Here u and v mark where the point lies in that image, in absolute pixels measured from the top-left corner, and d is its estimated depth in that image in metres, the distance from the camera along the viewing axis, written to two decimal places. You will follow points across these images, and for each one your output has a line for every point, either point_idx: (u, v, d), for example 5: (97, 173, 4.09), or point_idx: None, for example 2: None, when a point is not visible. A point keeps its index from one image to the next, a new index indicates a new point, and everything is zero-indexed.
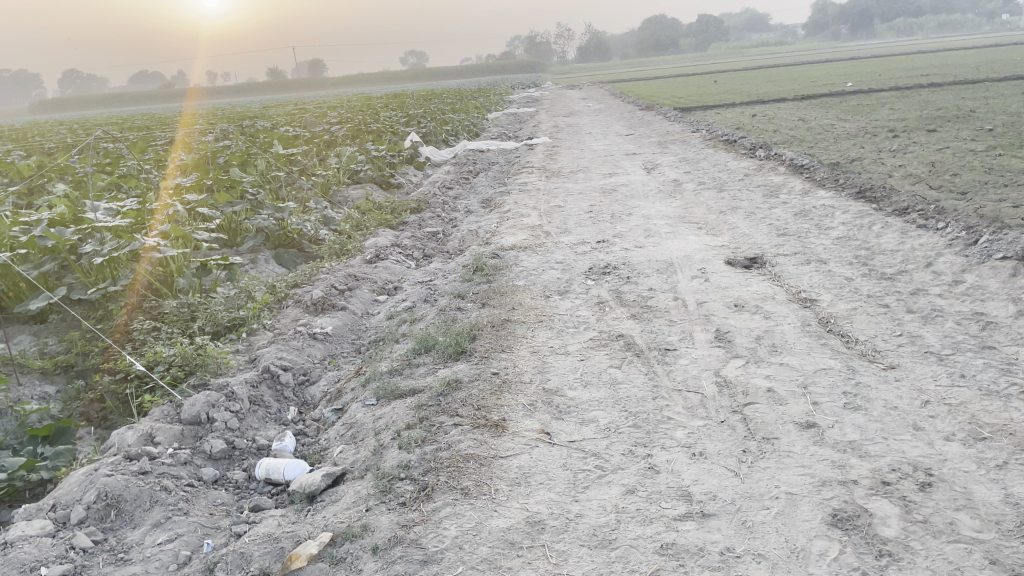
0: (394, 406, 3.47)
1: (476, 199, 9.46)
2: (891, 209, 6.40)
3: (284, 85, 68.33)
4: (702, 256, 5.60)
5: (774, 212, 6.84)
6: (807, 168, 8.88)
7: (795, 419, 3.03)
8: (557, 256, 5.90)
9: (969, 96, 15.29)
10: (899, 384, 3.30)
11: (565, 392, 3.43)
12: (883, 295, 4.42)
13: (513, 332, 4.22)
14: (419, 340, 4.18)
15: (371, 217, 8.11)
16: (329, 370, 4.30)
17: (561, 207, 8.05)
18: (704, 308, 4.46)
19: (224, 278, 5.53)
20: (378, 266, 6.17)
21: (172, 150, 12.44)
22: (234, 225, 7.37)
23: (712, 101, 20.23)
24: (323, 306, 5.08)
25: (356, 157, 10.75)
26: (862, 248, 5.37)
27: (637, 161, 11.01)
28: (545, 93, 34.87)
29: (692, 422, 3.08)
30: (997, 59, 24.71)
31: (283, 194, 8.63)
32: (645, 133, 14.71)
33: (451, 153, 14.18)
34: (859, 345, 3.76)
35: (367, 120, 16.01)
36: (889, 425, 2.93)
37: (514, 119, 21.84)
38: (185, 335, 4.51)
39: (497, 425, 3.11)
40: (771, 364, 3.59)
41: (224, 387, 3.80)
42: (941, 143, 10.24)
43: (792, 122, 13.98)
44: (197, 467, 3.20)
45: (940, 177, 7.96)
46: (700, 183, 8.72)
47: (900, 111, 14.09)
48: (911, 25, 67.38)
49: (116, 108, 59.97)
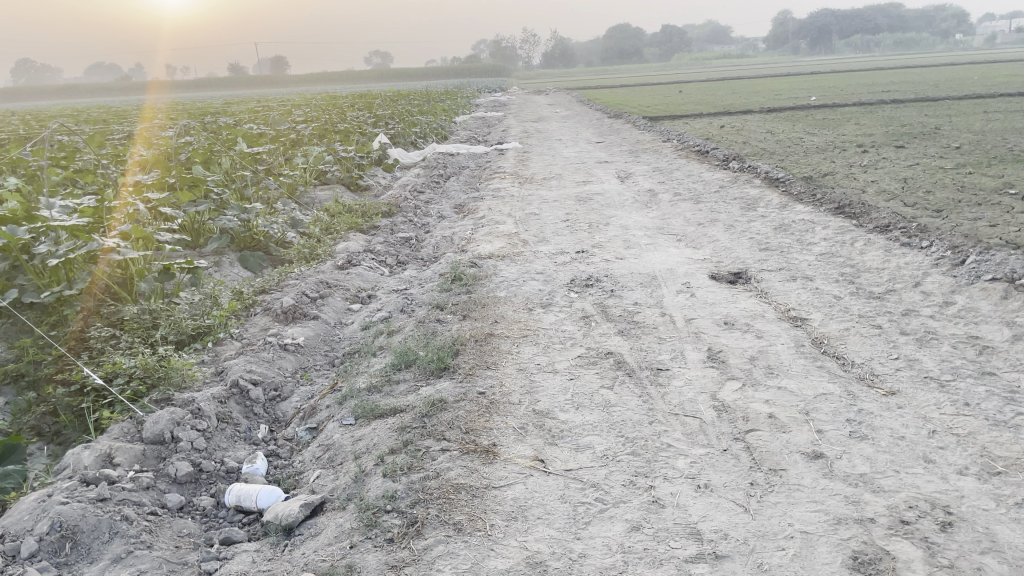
0: (374, 427, 3.26)
1: (447, 204, 9.25)
2: (872, 225, 6.36)
3: (246, 82, 67.22)
4: (686, 270, 5.48)
5: (754, 226, 6.76)
6: (783, 181, 8.84)
7: (800, 449, 2.89)
8: (537, 267, 5.73)
9: (933, 113, 15.51)
10: (902, 412, 3.19)
11: (556, 415, 3.25)
12: (874, 315, 4.33)
13: (497, 347, 4.03)
14: (398, 354, 3.97)
15: (340, 221, 7.86)
16: (302, 385, 4.06)
17: (536, 215, 7.88)
18: (693, 325, 4.32)
19: (188, 283, 5.25)
20: (350, 272, 5.94)
21: (130, 145, 12.00)
22: (197, 226, 7.07)
23: (679, 110, 20.30)
24: (293, 315, 4.84)
25: (324, 157, 10.46)
26: (848, 265, 5.29)
27: (610, 169, 10.89)
28: (511, 97, 34.73)
29: (693, 450, 2.93)
30: (955, 77, 25.25)
31: (248, 194, 8.32)
32: (616, 141, 14.63)
33: (421, 155, 13.95)
34: (856, 367, 3.65)
35: (334, 120, 15.69)
36: (899, 457, 2.81)
37: (482, 123, 21.66)
38: (146, 344, 4.23)
39: (487, 451, 2.92)
40: (768, 387, 3.46)
41: (190, 403, 3.54)
42: (911, 159, 10.30)
43: (762, 134, 14.02)
44: (160, 493, 2.95)
45: (915, 193, 7.97)
46: (677, 194, 8.63)
47: (867, 126, 14.23)
48: (869, 41, 68.83)
49: (71, 99, 58.37)
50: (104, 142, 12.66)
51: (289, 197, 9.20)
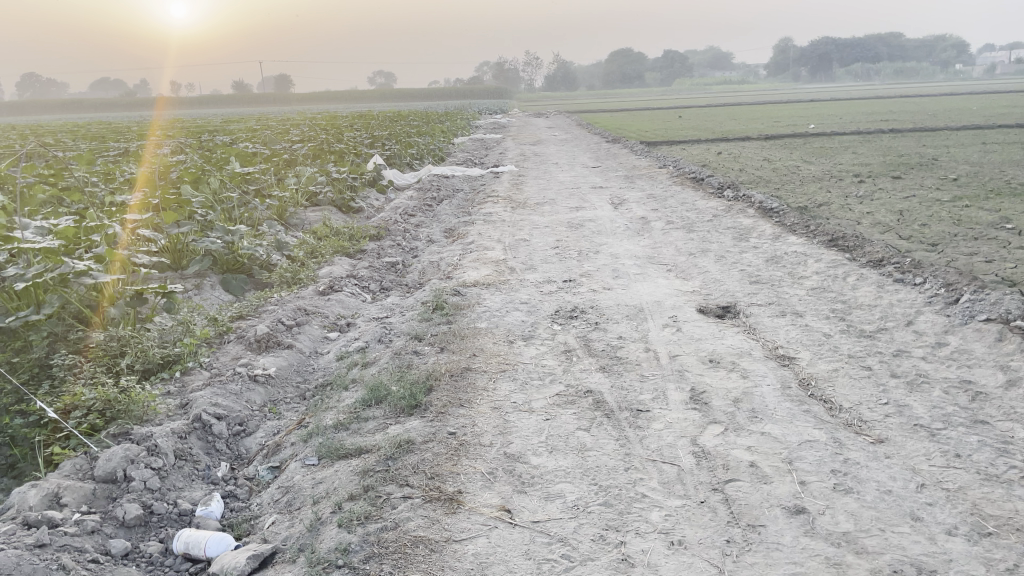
0: (336, 470, 3.11)
1: (438, 228, 9.12)
2: (865, 259, 6.23)
3: (247, 99, 67.41)
4: (673, 302, 5.34)
5: (745, 257, 6.63)
6: (778, 211, 8.73)
7: (782, 502, 2.74)
8: (522, 296, 5.59)
9: (930, 144, 15.46)
10: (890, 462, 3.04)
11: (527, 459, 3.11)
12: (864, 355, 4.19)
13: (473, 383, 3.89)
14: (369, 389, 3.83)
15: (327, 244, 7.73)
16: (269, 419, 3.91)
17: (526, 241, 7.76)
18: (677, 362, 4.18)
19: (162, 308, 5.11)
20: (331, 299, 5.80)
21: (122, 162, 11.91)
22: (180, 247, 6.94)
23: (677, 135, 20.26)
24: (267, 344, 4.71)
25: (316, 178, 10.35)
26: (839, 301, 5.16)
27: (604, 195, 10.79)
28: (511, 119, 34.76)
29: (669, 501, 2.78)
30: (953, 107, 25.29)
31: (234, 215, 8.20)
32: (612, 165, 14.55)
33: (415, 177, 13.85)
34: (844, 412, 3.50)
35: (330, 140, 15.62)
36: (885, 514, 2.66)
37: (481, 145, 21.62)
38: (110, 373, 4.09)
39: (451, 500, 2.78)
40: (750, 431, 3.31)
41: (147, 438, 3.40)
42: (908, 191, 10.20)
43: (758, 162, 13.94)
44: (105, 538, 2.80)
45: (910, 226, 7.85)
46: (669, 222, 8.51)
47: (864, 156, 14.16)
48: (869, 70, 69.19)
49: (73, 114, 58.48)
50: (96, 159, 12.56)
51: (277, 218, 9.08)
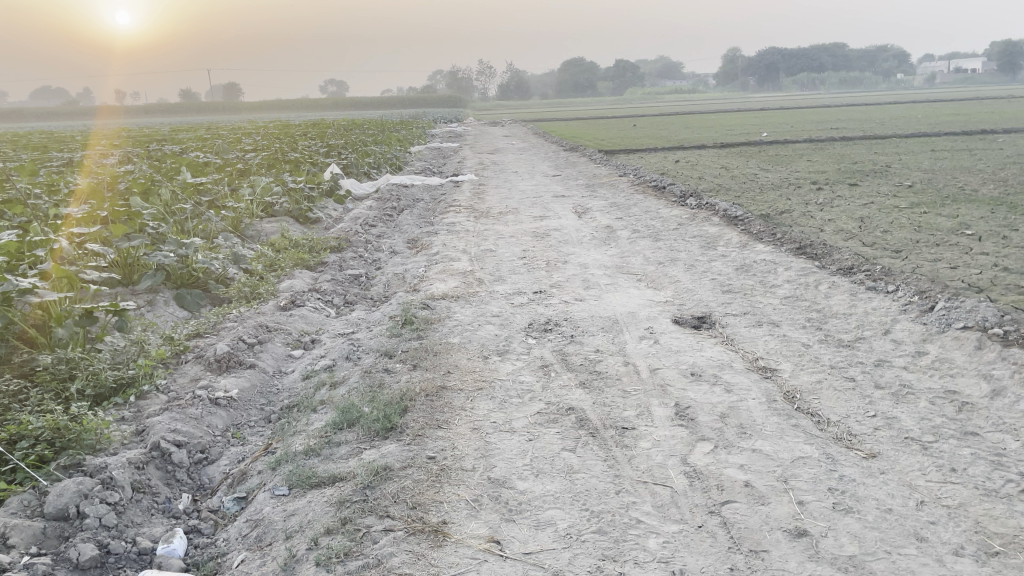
0: (310, 500, 2.92)
1: (400, 239, 8.92)
2: (835, 267, 6.22)
3: (197, 108, 66.10)
4: (648, 313, 5.24)
5: (715, 266, 6.58)
6: (742, 219, 8.73)
7: (783, 525, 2.64)
8: (492, 309, 5.43)
9: (882, 151, 15.75)
10: (886, 479, 2.96)
11: (513, 484, 2.95)
12: (846, 365, 4.13)
13: (450, 402, 3.72)
14: (340, 412, 3.63)
15: (286, 257, 7.48)
16: (233, 445, 3.69)
17: (492, 251, 7.61)
18: (659, 376, 4.06)
19: (114, 327, 4.83)
20: (293, 314, 5.57)
21: (66, 173, 11.44)
22: (131, 262, 6.62)
23: (633, 144, 20.33)
24: (228, 364, 4.47)
25: (272, 189, 10.06)
26: (814, 310, 5.11)
27: (567, 204, 10.71)
28: (467, 128, 34.62)
29: (665, 527, 2.65)
30: (898, 115, 25.89)
31: (188, 227, 7.89)
32: (572, 174, 14.49)
33: (374, 186, 13.62)
34: (834, 426, 3.42)
35: (285, 149, 15.29)
36: (889, 535, 2.57)
37: (438, 154, 21.42)
38: (59, 399, 3.82)
39: (436, 531, 2.61)
40: (741, 448, 3.21)
41: (101, 470, 3.15)
42: (866, 197, 10.32)
43: (717, 170, 14.02)
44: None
45: (873, 233, 7.90)
46: (635, 231, 8.44)
47: (819, 163, 14.35)
48: (815, 80, 70.78)
49: (15, 123, 56.64)
50: (39, 170, 12.06)
51: (233, 231, 8.78)
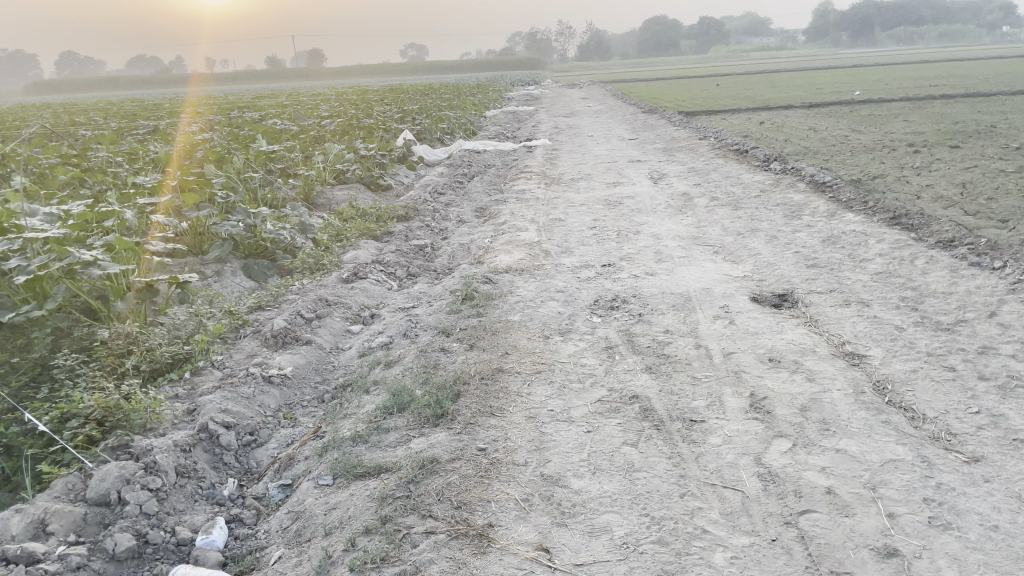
0: (352, 493, 2.78)
1: (468, 207, 8.72)
2: (933, 239, 5.70)
3: (279, 76, 67.23)
4: (724, 290, 4.90)
5: (799, 237, 6.14)
6: (830, 185, 8.18)
7: (868, 541, 2.35)
8: (557, 283, 5.18)
9: (986, 110, 14.63)
10: (991, 488, 2.61)
11: (569, 481, 2.74)
12: (945, 352, 3.73)
13: (506, 387, 3.51)
14: (391, 395, 3.48)
15: (352, 226, 7.38)
16: (283, 427, 3.58)
17: (561, 220, 7.33)
18: (733, 362, 3.75)
19: (176, 300, 4.79)
20: (354, 287, 5.46)
21: (146, 141, 11.64)
22: (201, 232, 6.60)
23: (715, 105, 19.54)
24: (284, 340, 4.38)
25: (342, 156, 9.98)
26: (909, 288, 4.68)
27: (642, 169, 10.30)
28: (543, 91, 34.10)
29: (734, 539, 2.39)
30: (1006, 70, 24.07)
31: (258, 195, 7.87)
32: (649, 138, 13.98)
33: (446, 152, 13.45)
34: (930, 424, 3.07)
35: (359, 115, 15.24)
36: (995, 558, 2.25)
37: (513, 118, 21.08)
38: (114, 376, 3.78)
39: (480, 536, 2.43)
40: (823, 448, 2.89)
41: (147, 453, 3.08)
42: (968, 160, 9.55)
43: (804, 131, 13.28)
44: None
45: (976, 200, 7.27)
46: (713, 198, 8.01)
47: (917, 123, 13.42)
48: (913, 34, 66.85)
49: (110, 91, 58.79)
50: (121, 139, 12.31)
51: (303, 199, 8.74)
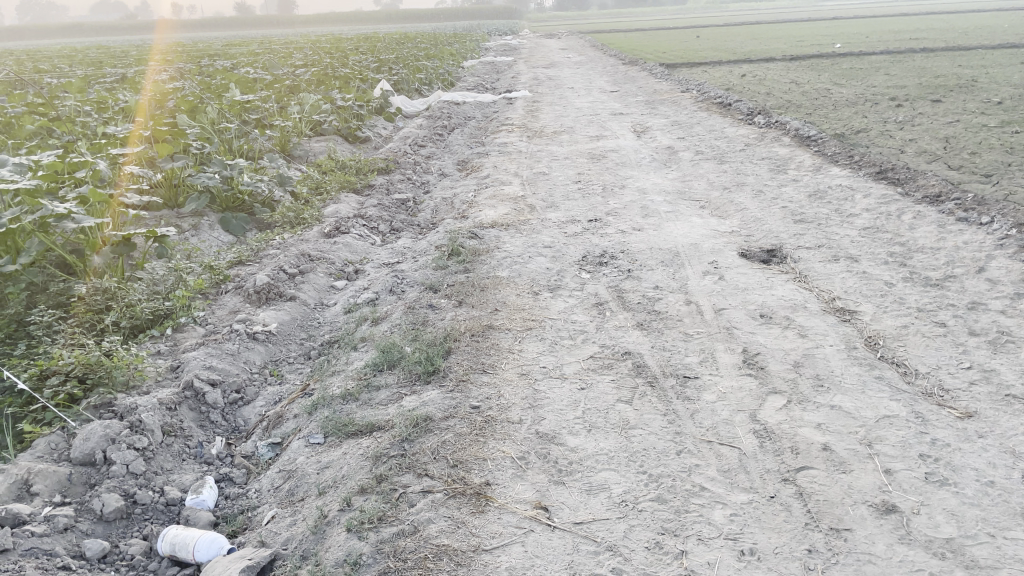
0: (345, 451, 2.74)
1: (449, 160, 8.58)
2: (919, 194, 5.70)
3: (249, 24, 65.42)
4: (712, 245, 4.86)
5: (785, 192, 6.11)
6: (815, 140, 8.13)
7: (865, 496, 2.35)
8: (544, 239, 5.12)
9: (966, 64, 14.60)
10: (986, 444, 2.62)
11: (565, 438, 2.72)
12: (935, 308, 3.73)
13: (497, 344, 3.46)
14: (381, 352, 3.42)
15: (332, 179, 7.23)
16: (270, 384, 3.52)
17: (545, 174, 7.24)
18: (724, 318, 3.73)
19: (154, 254, 4.66)
20: (337, 242, 5.35)
21: (115, 91, 11.27)
22: (176, 184, 6.42)
23: (695, 57, 19.33)
24: (267, 295, 4.29)
25: (319, 106, 9.77)
26: (897, 243, 4.67)
27: (625, 122, 10.19)
28: (521, 41, 33.54)
29: (733, 496, 2.39)
30: (985, 24, 23.97)
31: (234, 146, 7.67)
32: (631, 90, 13.81)
33: (424, 103, 13.19)
34: (922, 379, 3.07)
35: (335, 64, 14.89)
36: (992, 514, 2.26)
37: (492, 69, 20.71)
38: (94, 333, 3.68)
39: (477, 495, 2.40)
40: (817, 404, 2.89)
41: (132, 412, 3.01)
42: (950, 115, 9.54)
43: (785, 85, 13.19)
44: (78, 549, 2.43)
45: (959, 155, 7.26)
46: (698, 152, 7.94)
47: (898, 77, 13.36)
48: None
49: (74, 38, 56.94)
50: (89, 87, 11.91)
51: (280, 150, 8.54)
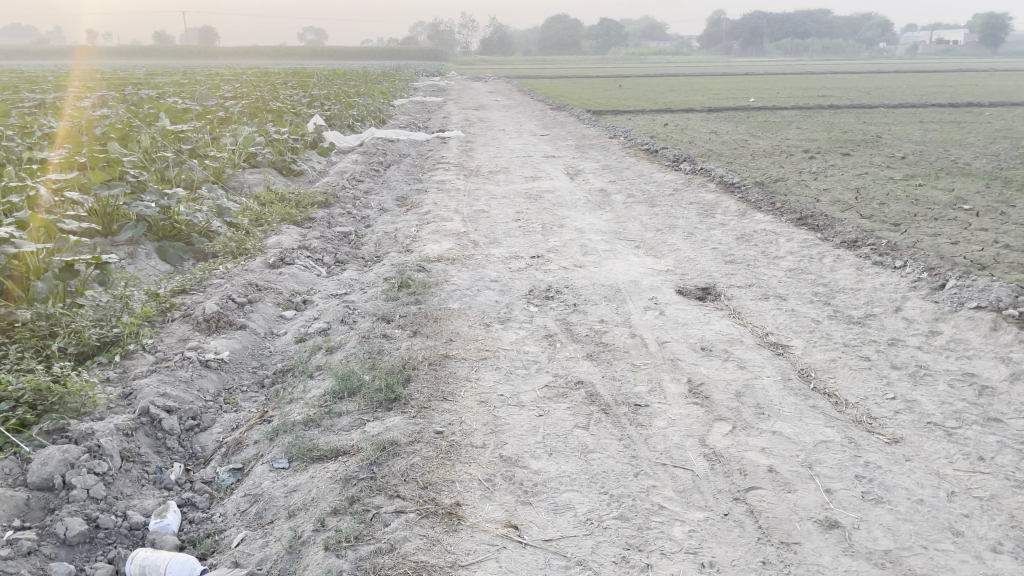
0: (313, 474, 2.78)
1: (388, 196, 8.65)
2: (838, 240, 6.11)
3: (169, 53, 64.15)
4: (651, 282, 5.09)
5: (714, 234, 6.45)
6: (739, 187, 8.57)
7: (846, 511, 2.55)
8: (490, 273, 5.27)
9: (871, 120, 15.61)
10: (912, 466, 2.85)
11: (542, 464, 2.82)
12: (859, 344, 4.02)
13: (455, 373, 3.56)
14: (339, 381, 3.46)
15: (272, 211, 7.23)
16: (225, 412, 3.50)
17: (485, 212, 7.41)
18: (668, 350, 3.93)
19: (96, 281, 4.56)
20: (283, 272, 5.36)
21: (35, 116, 10.93)
22: (110, 211, 6.27)
23: (621, 105, 20.00)
24: (217, 324, 4.28)
25: (254, 138, 9.71)
26: (820, 284, 5.01)
27: (558, 165, 10.49)
28: (448, 82, 34.00)
29: (690, 514, 2.54)
30: (885, 85, 25.63)
31: (169, 175, 7.56)
32: (560, 134, 14.22)
33: (357, 139, 13.24)
34: (868, 408, 3.32)
35: (266, 98, 14.82)
36: (924, 528, 2.47)
37: (421, 108, 20.91)
38: (38, 358, 3.60)
39: (450, 514, 2.49)
40: (773, 431, 3.09)
41: (88, 437, 2.97)
42: (859, 167, 10.20)
43: (706, 134, 13.81)
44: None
45: (871, 204, 7.78)
46: (630, 195, 8.28)
47: (810, 131, 14.17)
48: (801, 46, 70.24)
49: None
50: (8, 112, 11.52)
51: (215, 180, 8.45)
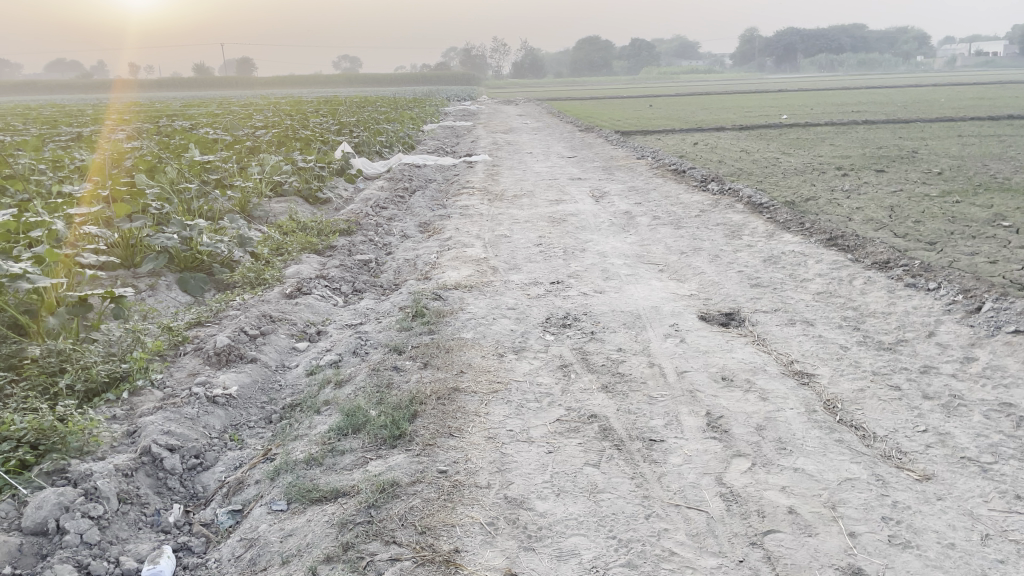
0: (310, 517, 2.69)
1: (411, 222, 8.62)
2: (869, 261, 5.91)
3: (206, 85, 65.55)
4: (673, 308, 4.95)
5: (740, 256, 6.28)
6: (768, 207, 8.37)
7: (871, 558, 2.38)
8: (508, 301, 5.16)
9: (906, 135, 15.28)
10: (944, 506, 2.67)
11: (548, 506, 2.69)
12: (890, 371, 3.83)
13: (463, 407, 3.46)
14: (345, 417, 3.38)
15: (293, 240, 7.22)
16: (230, 450, 3.43)
17: (506, 237, 7.32)
18: (686, 381, 3.78)
19: (110, 315, 4.55)
20: (299, 303, 5.31)
21: (69, 149, 11.10)
22: (133, 245, 6.26)
23: (651, 125, 19.85)
24: (228, 358, 4.23)
25: (280, 167, 9.74)
26: (849, 307, 4.82)
27: (583, 187, 10.39)
28: (477, 106, 34.19)
29: (702, 560, 2.40)
30: (922, 99, 25.13)
31: (193, 207, 7.58)
32: (588, 156, 14.13)
33: (384, 166, 13.28)
34: (898, 441, 3.13)
35: (295, 126, 14.95)
36: None
37: (450, 133, 20.98)
38: (45, 396, 3.58)
39: (447, 562, 2.38)
40: (796, 468, 2.92)
41: (86, 479, 2.92)
42: (893, 184, 9.93)
43: (735, 153, 13.61)
44: None
45: (905, 222, 7.55)
46: (655, 217, 8.13)
47: (843, 147, 13.90)
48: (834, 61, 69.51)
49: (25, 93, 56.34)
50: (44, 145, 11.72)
51: (240, 210, 8.48)
